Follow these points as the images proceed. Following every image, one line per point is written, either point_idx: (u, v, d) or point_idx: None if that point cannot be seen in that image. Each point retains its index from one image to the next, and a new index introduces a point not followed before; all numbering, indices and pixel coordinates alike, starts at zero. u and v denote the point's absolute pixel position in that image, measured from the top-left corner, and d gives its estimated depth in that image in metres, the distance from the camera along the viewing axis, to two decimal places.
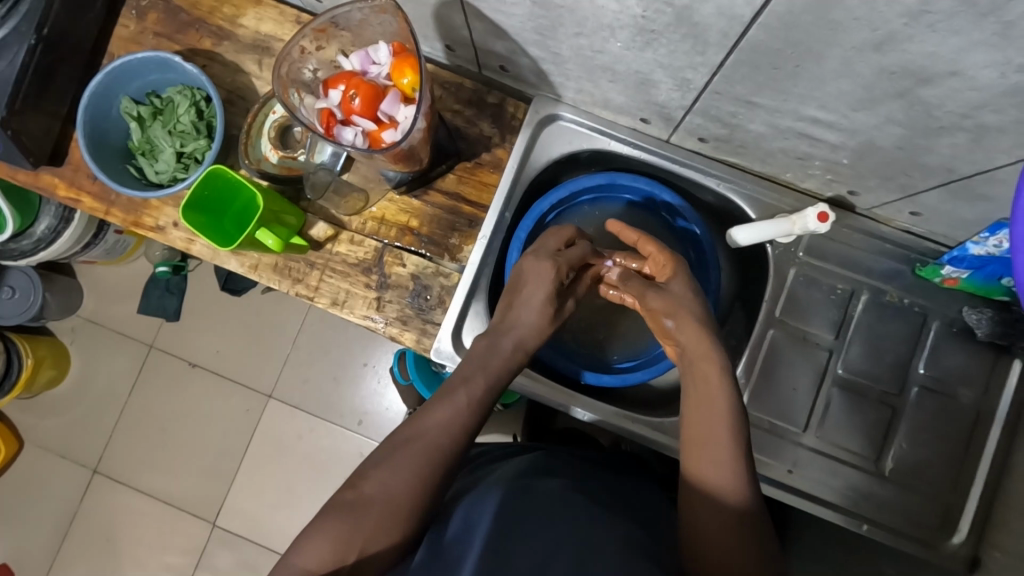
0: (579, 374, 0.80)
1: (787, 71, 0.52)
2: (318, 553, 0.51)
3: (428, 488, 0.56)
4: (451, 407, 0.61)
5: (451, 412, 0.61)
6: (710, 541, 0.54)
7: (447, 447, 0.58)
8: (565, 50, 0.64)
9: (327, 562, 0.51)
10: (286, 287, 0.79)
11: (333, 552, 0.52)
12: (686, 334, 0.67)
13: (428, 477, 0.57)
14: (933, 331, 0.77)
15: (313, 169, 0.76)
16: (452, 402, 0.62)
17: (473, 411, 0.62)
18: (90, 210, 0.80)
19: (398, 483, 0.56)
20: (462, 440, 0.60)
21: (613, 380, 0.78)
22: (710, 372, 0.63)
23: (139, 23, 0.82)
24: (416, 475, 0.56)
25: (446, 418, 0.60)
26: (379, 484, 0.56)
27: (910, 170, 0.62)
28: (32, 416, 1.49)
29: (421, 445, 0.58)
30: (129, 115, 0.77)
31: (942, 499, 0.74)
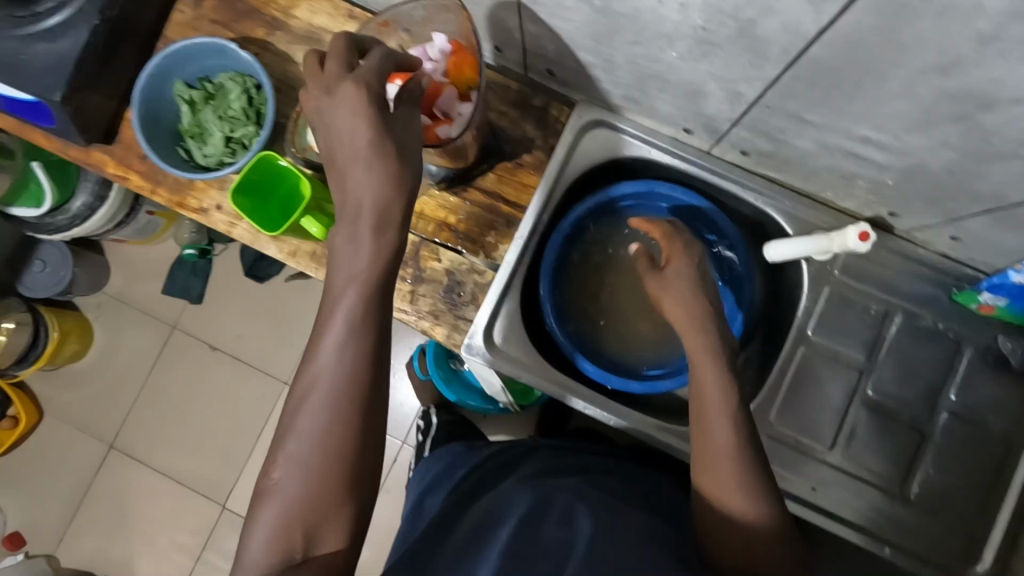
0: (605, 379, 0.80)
1: (844, 90, 0.52)
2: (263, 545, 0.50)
3: (338, 430, 0.52)
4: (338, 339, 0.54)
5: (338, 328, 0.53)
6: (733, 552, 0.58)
7: (340, 377, 0.52)
8: (617, 57, 0.65)
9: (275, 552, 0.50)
10: (323, 275, 0.81)
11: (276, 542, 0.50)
12: (686, 324, 0.65)
13: (336, 416, 0.52)
14: (966, 358, 0.76)
15: None
16: (332, 325, 0.53)
17: (365, 321, 0.53)
18: (137, 188, 0.82)
19: (309, 449, 0.52)
20: (356, 358, 0.53)
21: (642, 387, 0.79)
22: (712, 367, 0.62)
23: (196, 9, 0.84)
24: (331, 421, 0.52)
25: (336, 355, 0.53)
26: (298, 434, 0.52)
27: (957, 195, 0.62)
28: (54, 388, 1.52)
29: (320, 394, 0.53)
30: (182, 98, 0.79)
31: (967, 528, 0.74)
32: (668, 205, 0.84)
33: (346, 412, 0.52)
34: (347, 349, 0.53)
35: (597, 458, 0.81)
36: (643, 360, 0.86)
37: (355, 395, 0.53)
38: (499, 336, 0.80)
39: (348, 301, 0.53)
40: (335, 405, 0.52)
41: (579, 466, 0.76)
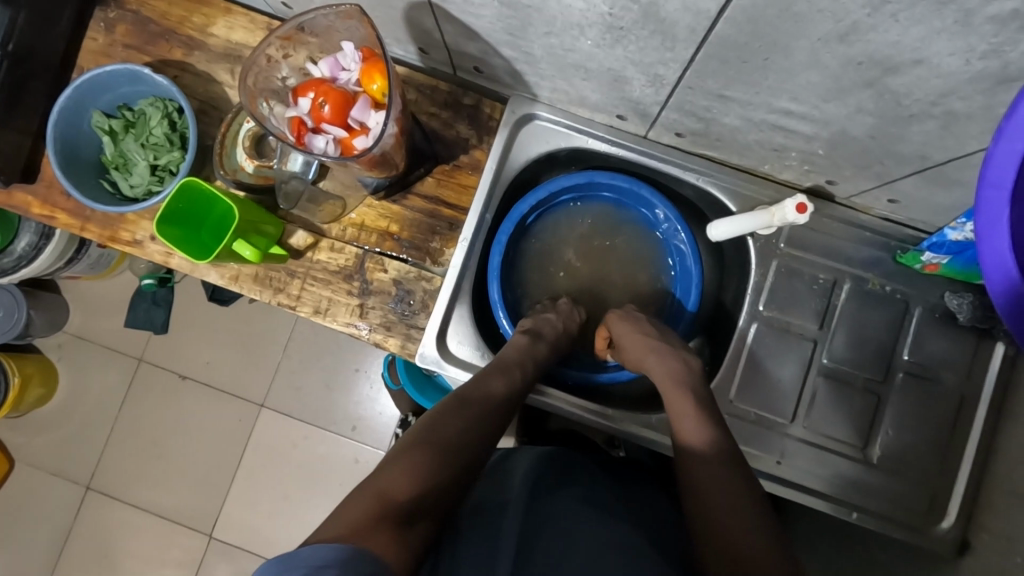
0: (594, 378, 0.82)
1: (756, 64, 0.52)
2: (406, 473, 0.51)
3: (483, 439, 0.60)
4: (507, 377, 0.68)
5: (498, 379, 0.67)
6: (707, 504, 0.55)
7: (495, 410, 0.63)
8: (537, 49, 0.64)
9: (412, 482, 0.51)
10: (268, 297, 0.79)
11: (419, 474, 0.52)
12: (651, 361, 0.72)
13: (483, 432, 0.60)
14: (915, 317, 0.77)
15: (285, 178, 0.74)
16: (508, 371, 0.69)
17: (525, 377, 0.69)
18: (66, 226, 0.80)
19: (470, 429, 0.59)
20: (508, 402, 0.65)
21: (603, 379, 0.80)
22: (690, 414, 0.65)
23: (108, 36, 0.81)
24: (483, 425, 0.61)
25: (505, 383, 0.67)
26: (457, 416, 0.60)
27: (884, 158, 0.62)
28: (22, 435, 1.48)
29: (483, 403, 0.63)
30: (101, 129, 0.76)
31: (931, 484, 0.75)
32: (609, 192, 0.84)
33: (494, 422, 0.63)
34: (513, 397, 0.67)
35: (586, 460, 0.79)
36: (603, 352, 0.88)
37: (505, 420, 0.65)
38: (453, 341, 0.79)
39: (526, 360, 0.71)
40: (482, 420, 0.61)
41: (578, 464, 0.74)
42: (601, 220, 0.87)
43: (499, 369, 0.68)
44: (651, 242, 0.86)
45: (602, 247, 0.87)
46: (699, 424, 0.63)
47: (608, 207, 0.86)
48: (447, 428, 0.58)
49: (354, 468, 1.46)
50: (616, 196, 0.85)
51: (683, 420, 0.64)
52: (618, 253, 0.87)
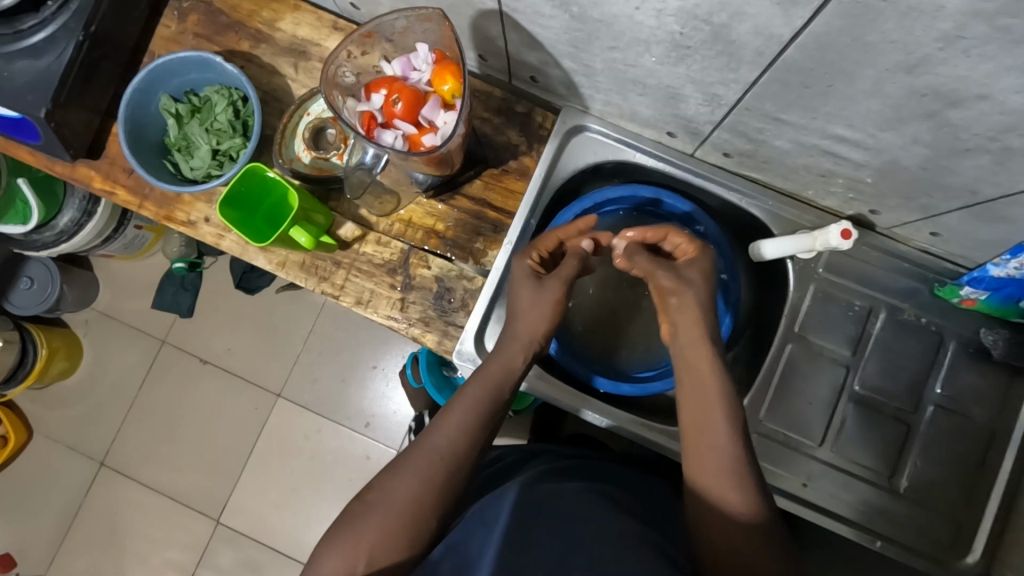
0: (593, 379, 0.81)
1: (819, 90, 0.54)
2: (335, 557, 0.56)
3: (431, 495, 0.60)
4: (456, 411, 0.66)
5: (456, 419, 0.65)
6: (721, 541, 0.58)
7: (451, 454, 0.63)
8: (598, 63, 0.66)
9: (340, 567, 0.56)
10: (312, 284, 0.81)
11: (346, 556, 0.56)
12: (685, 334, 0.69)
13: (437, 483, 0.61)
14: (949, 351, 0.78)
15: (349, 168, 0.76)
16: (454, 408, 0.66)
17: (473, 410, 0.66)
18: (124, 203, 0.82)
19: (407, 487, 0.60)
20: (465, 445, 0.64)
21: (632, 389, 0.79)
22: (724, 470, 0.60)
23: (180, 24, 0.84)
24: (422, 477, 0.61)
25: (450, 421, 0.65)
26: (398, 473, 0.61)
27: (933, 190, 0.63)
28: (43, 407, 1.51)
29: (424, 451, 0.63)
30: (168, 111, 0.79)
31: (956, 517, 0.75)
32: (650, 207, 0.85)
33: (437, 470, 0.62)
34: (460, 438, 0.64)
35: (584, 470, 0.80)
36: (632, 363, 0.87)
37: (453, 466, 0.62)
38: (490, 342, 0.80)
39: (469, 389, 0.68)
40: (432, 474, 0.61)
41: (587, 473, 0.78)
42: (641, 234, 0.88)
43: (463, 407, 0.66)
44: None
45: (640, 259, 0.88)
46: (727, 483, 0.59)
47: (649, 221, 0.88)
48: (380, 493, 0.60)
49: (365, 465, 1.47)
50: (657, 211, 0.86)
51: (706, 455, 0.61)
52: None
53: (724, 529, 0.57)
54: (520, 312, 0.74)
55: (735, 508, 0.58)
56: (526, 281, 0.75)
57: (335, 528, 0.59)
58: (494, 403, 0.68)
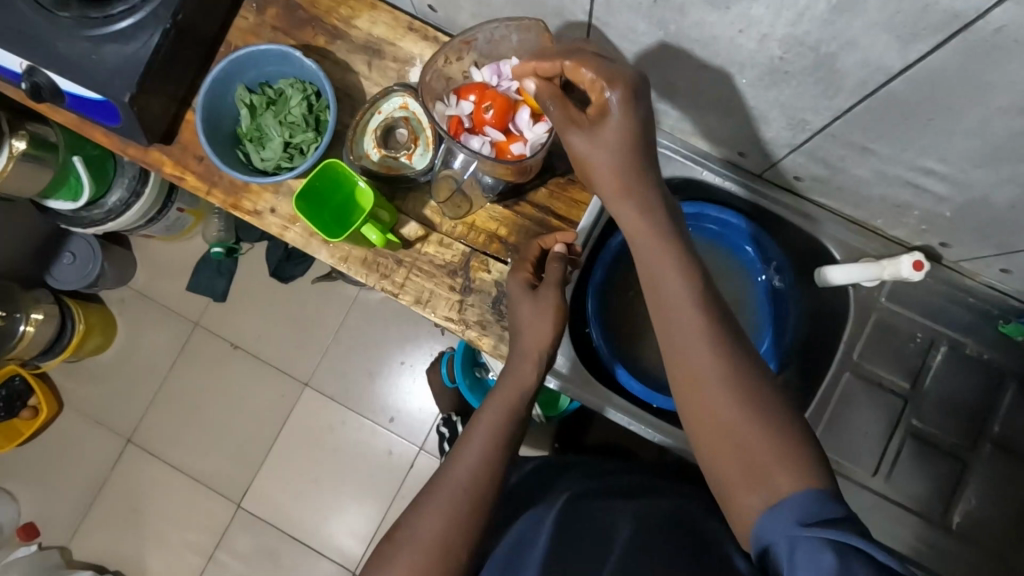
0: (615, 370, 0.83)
1: (918, 123, 0.53)
2: None
3: (459, 534, 0.62)
4: (473, 443, 0.66)
5: (474, 451, 0.66)
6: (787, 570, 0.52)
7: (469, 490, 0.63)
8: (682, 81, 0.66)
9: None
10: (372, 281, 0.82)
11: None
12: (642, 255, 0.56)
13: (461, 517, 0.62)
14: (1009, 392, 0.77)
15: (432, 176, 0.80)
16: (472, 440, 0.67)
17: (492, 440, 0.66)
18: (192, 189, 0.84)
19: (434, 528, 0.61)
20: (486, 475, 0.65)
21: None
22: (749, 489, 0.49)
23: (258, 16, 0.85)
24: (447, 516, 0.62)
25: (468, 454, 0.66)
26: (425, 510, 0.63)
27: (1015, 229, 0.63)
28: (74, 380, 1.53)
29: (446, 487, 0.64)
30: (243, 102, 0.80)
31: (1008, 558, 0.74)
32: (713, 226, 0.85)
33: (460, 507, 0.63)
34: (480, 471, 0.65)
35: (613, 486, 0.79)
36: None
37: (478, 501, 0.63)
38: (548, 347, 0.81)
39: (483, 418, 0.68)
40: (455, 510, 0.62)
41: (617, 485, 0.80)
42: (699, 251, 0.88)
43: (480, 437, 0.67)
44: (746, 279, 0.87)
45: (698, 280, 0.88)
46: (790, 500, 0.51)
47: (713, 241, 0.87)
48: (408, 532, 0.62)
49: (388, 460, 1.47)
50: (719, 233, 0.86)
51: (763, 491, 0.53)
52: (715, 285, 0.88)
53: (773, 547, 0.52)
54: (522, 330, 0.73)
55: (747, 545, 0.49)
56: (524, 300, 0.73)
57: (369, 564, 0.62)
58: (508, 429, 0.68)
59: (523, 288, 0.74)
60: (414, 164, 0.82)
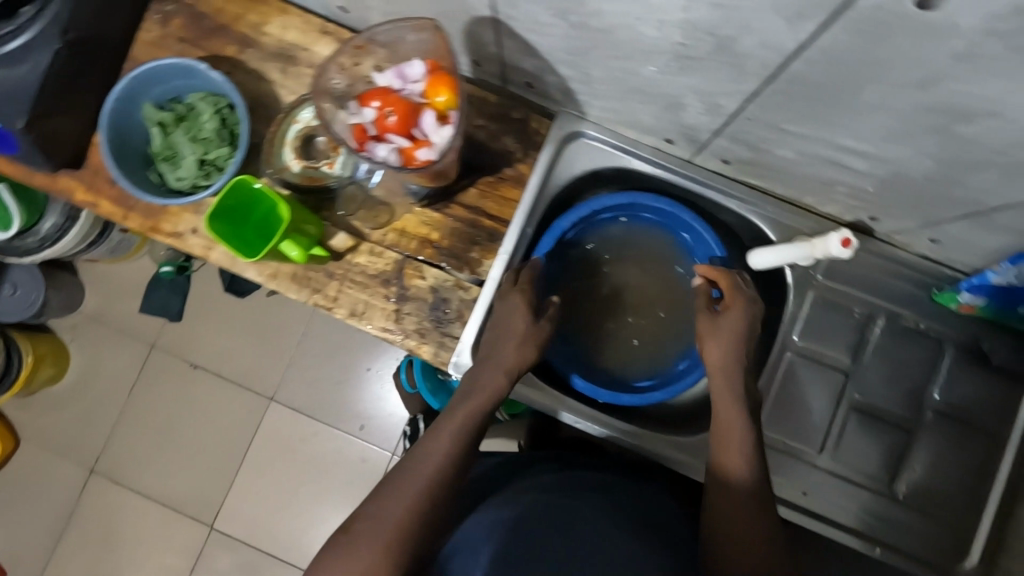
0: (571, 379, 0.80)
1: (825, 104, 0.52)
2: None
3: (422, 520, 0.60)
4: (444, 434, 0.67)
5: (444, 445, 0.66)
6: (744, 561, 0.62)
7: (437, 482, 0.63)
8: (596, 71, 0.64)
9: None
10: (304, 296, 0.79)
11: None
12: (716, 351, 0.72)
13: (424, 506, 0.61)
14: (948, 357, 0.77)
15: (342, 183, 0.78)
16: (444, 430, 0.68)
17: (463, 432, 0.68)
18: (108, 214, 0.80)
19: (397, 511, 0.60)
20: (456, 464, 0.65)
21: (632, 400, 0.78)
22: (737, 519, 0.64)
23: (162, 28, 0.81)
24: (412, 500, 0.61)
25: (437, 444, 0.66)
26: (385, 496, 0.62)
27: (937, 201, 0.62)
28: (30, 413, 1.48)
29: (412, 474, 0.64)
30: (151, 120, 0.77)
31: (957, 524, 0.75)
32: (649, 215, 0.84)
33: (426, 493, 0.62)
34: (451, 460, 0.65)
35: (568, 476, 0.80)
36: (632, 370, 0.85)
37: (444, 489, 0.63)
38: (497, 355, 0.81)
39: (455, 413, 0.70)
40: (421, 497, 0.62)
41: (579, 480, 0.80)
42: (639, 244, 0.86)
43: (451, 432, 0.68)
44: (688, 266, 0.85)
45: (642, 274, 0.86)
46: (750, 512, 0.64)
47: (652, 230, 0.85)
48: (368, 518, 0.60)
49: (362, 467, 1.45)
50: (656, 222, 0.85)
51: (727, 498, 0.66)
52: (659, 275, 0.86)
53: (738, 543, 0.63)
54: (510, 343, 0.74)
55: (743, 533, 0.63)
56: (521, 316, 0.74)
57: (321, 558, 0.59)
58: (478, 424, 0.70)
59: (525, 308, 0.75)
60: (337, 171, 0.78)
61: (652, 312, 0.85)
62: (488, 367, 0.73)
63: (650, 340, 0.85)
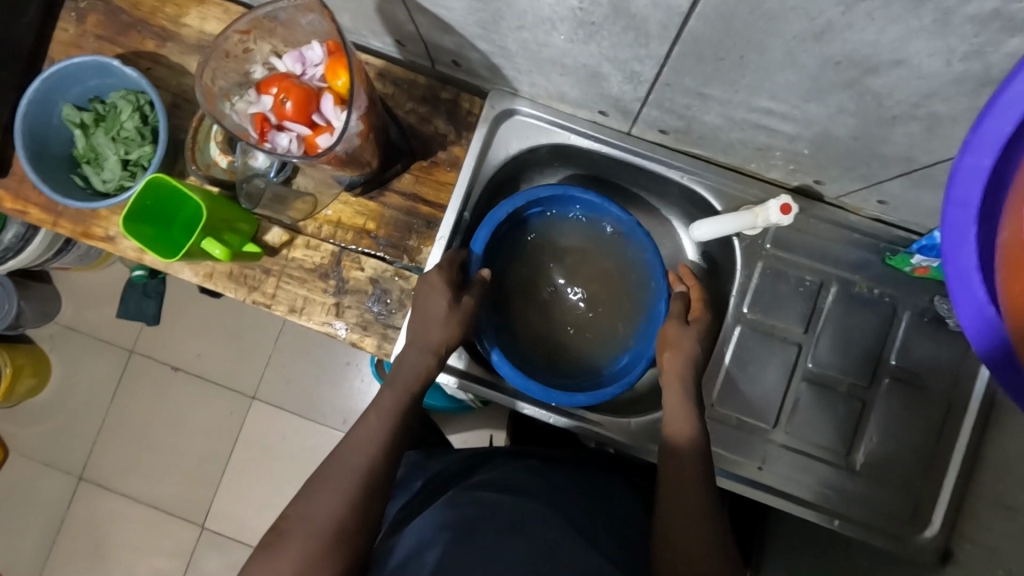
0: (489, 350, 0.74)
1: (733, 63, 0.49)
2: None
3: (355, 516, 0.58)
4: (371, 426, 0.65)
5: (372, 438, 0.64)
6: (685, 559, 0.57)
7: (371, 469, 0.62)
8: (512, 44, 0.62)
9: None
10: (242, 295, 0.78)
11: None
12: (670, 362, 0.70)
13: (359, 501, 0.59)
14: (903, 321, 0.75)
15: (246, 178, 0.74)
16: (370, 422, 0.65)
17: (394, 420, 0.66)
18: (38, 222, 0.78)
19: (326, 508, 0.58)
20: (385, 457, 0.63)
21: (588, 398, 0.72)
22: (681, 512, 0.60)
23: (79, 26, 0.79)
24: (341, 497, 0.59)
25: (367, 437, 0.64)
26: (319, 491, 0.60)
27: (870, 160, 0.60)
28: (14, 424, 1.43)
29: (342, 470, 0.61)
30: (71, 122, 0.75)
31: (916, 492, 0.73)
32: (579, 209, 0.81)
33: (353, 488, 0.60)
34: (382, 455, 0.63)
35: (517, 472, 0.78)
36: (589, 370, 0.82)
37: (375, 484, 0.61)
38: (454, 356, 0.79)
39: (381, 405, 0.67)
40: (352, 493, 0.60)
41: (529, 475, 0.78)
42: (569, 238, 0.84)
43: (378, 416, 0.66)
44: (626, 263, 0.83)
45: (574, 270, 0.84)
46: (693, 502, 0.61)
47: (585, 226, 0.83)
48: (297, 516, 0.58)
49: None
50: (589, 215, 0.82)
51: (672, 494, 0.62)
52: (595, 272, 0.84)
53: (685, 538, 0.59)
54: (432, 325, 0.70)
55: (686, 531, 0.59)
56: (441, 295, 0.70)
57: (252, 561, 0.56)
58: (409, 411, 0.68)
59: (445, 285, 0.71)
60: (256, 164, 0.75)
61: (584, 309, 0.84)
62: (414, 351, 0.70)
63: (587, 337, 0.83)
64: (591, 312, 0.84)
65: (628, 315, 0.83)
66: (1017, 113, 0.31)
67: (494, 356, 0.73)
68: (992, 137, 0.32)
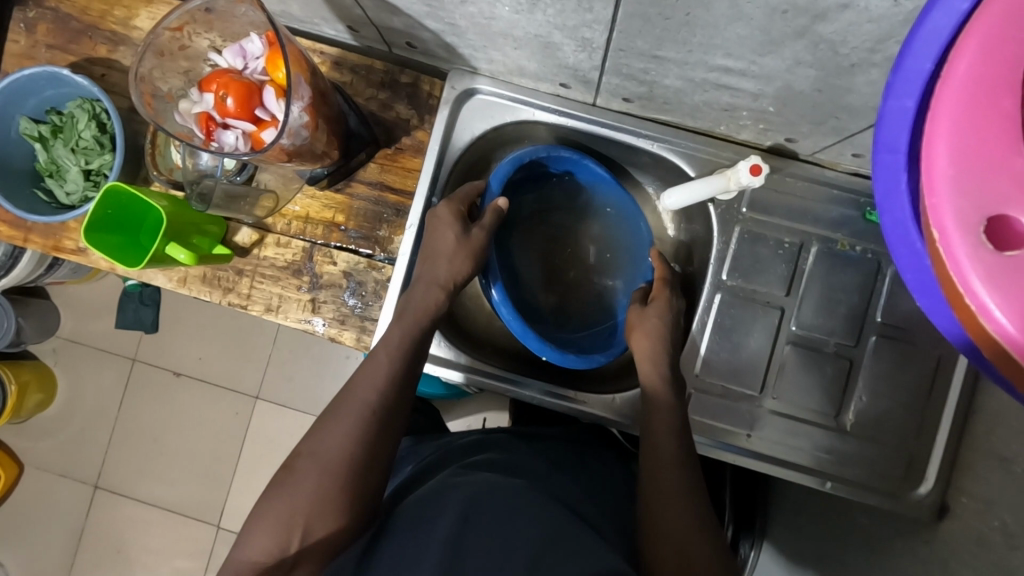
0: (493, 284, 0.73)
1: (680, 20, 0.47)
2: (265, 520, 0.55)
3: (362, 452, 0.59)
4: (382, 358, 0.65)
5: (382, 370, 0.64)
6: (669, 535, 0.57)
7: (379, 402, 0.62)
8: (460, 20, 0.60)
9: (275, 526, 0.55)
10: (217, 297, 0.77)
11: (280, 516, 0.55)
12: (643, 339, 0.71)
13: (367, 444, 0.60)
14: (888, 276, 0.73)
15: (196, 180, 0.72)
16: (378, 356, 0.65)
17: (394, 360, 0.65)
18: (9, 238, 0.78)
19: (336, 444, 0.59)
20: (393, 394, 0.63)
21: (578, 359, 0.72)
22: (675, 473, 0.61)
23: (29, 37, 0.77)
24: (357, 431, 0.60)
25: (372, 371, 0.64)
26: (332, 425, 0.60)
27: (838, 113, 0.57)
28: (27, 439, 1.45)
29: (354, 408, 0.61)
30: (30, 136, 0.74)
31: (909, 448, 0.72)
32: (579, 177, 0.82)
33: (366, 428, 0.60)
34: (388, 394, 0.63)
35: (510, 448, 0.78)
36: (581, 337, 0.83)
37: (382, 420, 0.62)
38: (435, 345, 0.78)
39: (381, 360, 0.65)
40: (366, 429, 0.60)
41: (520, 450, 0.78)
42: (561, 197, 0.85)
43: (389, 352, 0.65)
44: (613, 228, 0.84)
45: (563, 242, 0.86)
46: (681, 471, 0.61)
47: (575, 190, 0.84)
48: (323, 444, 0.59)
49: None
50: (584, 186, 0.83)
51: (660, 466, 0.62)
52: (591, 237, 0.86)
53: (670, 509, 0.58)
54: (438, 258, 0.70)
55: (673, 505, 0.59)
56: (449, 229, 0.70)
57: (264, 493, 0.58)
58: (407, 364, 0.66)
59: (454, 218, 0.71)
60: (204, 163, 0.74)
61: (570, 280, 0.86)
62: (422, 284, 0.70)
63: (578, 302, 0.85)
64: (578, 280, 0.86)
65: (619, 274, 0.84)
66: (935, 47, 0.32)
67: (494, 293, 0.73)
68: (914, 75, 0.33)
